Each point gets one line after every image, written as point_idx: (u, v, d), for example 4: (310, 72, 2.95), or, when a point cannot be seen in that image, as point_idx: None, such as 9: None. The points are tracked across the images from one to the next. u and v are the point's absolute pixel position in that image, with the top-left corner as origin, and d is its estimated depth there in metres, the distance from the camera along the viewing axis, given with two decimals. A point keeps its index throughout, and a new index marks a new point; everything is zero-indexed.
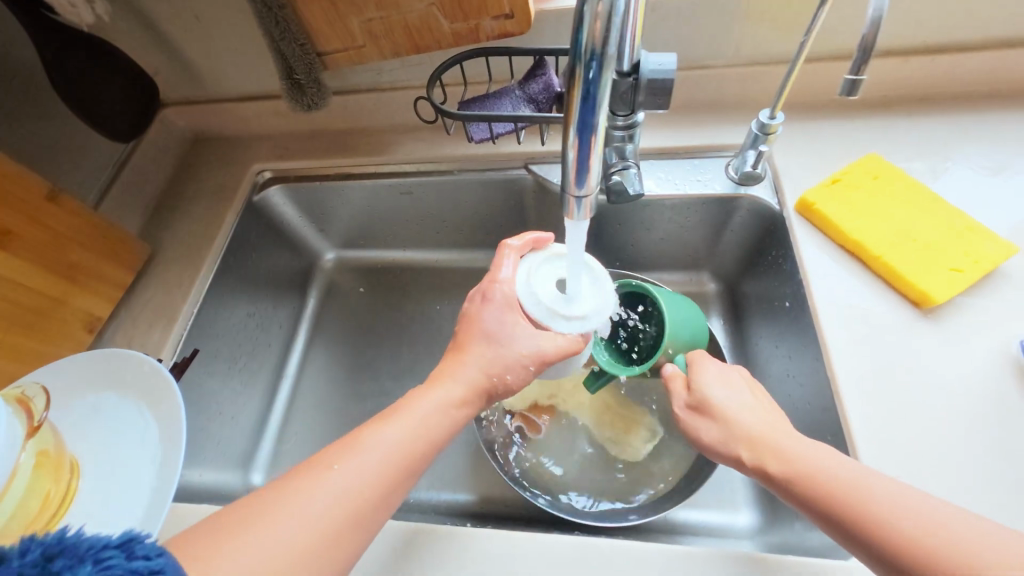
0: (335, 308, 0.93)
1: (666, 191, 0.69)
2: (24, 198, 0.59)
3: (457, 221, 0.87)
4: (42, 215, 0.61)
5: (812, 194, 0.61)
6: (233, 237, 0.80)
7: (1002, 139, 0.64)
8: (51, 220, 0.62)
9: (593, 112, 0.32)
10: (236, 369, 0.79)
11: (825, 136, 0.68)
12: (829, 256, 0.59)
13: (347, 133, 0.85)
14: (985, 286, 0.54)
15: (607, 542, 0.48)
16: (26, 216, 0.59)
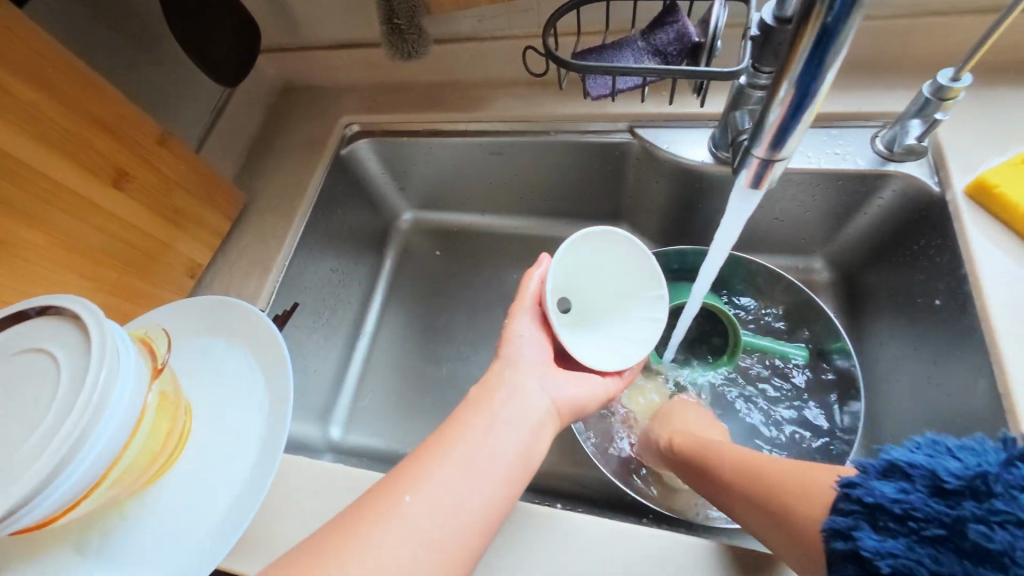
0: (411, 270, 0.91)
1: (797, 164, 0.61)
2: (139, 140, 0.60)
3: (544, 187, 0.82)
4: (154, 157, 0.61)
5: (993, 174, 0.52)
6: (321, 192, 0.79)
7: None
8: (161, 163, 0.62)
9: (815, 67, 0.32)
10: (320, 324, 0.80)
11: (1007, 106, 0.57)
12: (1009, 252, 0.51)
13: (438, 86, 0.81)
14: None
15: (724, 547, 0.44)
16: (140, 158, 0.60)
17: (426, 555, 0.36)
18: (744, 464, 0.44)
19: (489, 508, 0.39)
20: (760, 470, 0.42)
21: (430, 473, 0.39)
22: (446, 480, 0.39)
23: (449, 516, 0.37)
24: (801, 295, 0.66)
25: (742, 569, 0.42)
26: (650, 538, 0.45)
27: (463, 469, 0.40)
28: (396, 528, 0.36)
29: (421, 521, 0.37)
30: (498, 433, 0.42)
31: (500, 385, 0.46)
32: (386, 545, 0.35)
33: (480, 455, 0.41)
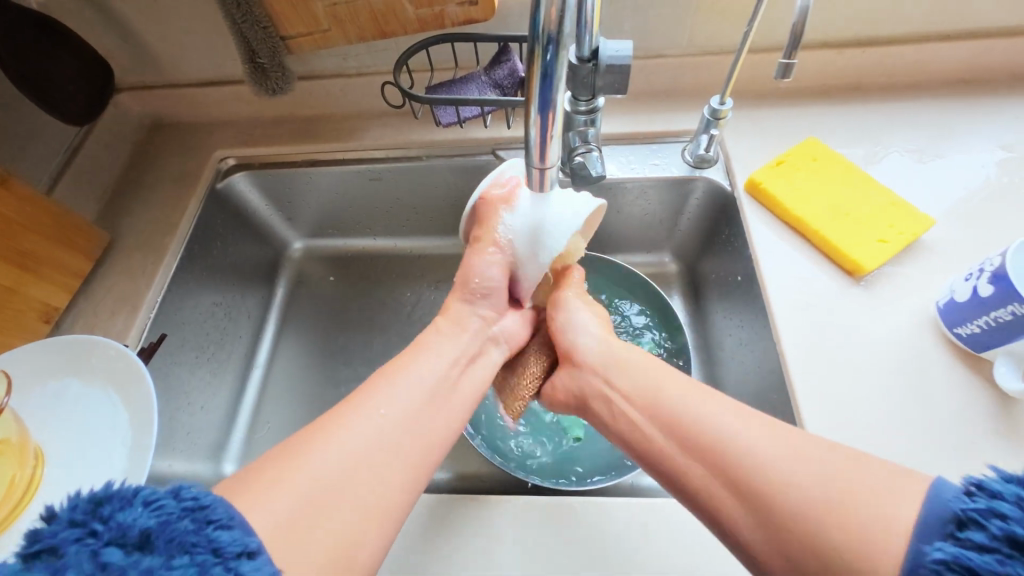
0: (306, 298, 0.92)
1: (627, 174, 0.73)
2: None
3: (427, 206, 0.88)
4: None
5: (759, 174, 0.66)
6: (197, 226, 0.79)
7: (923, 124, 0.71)
8: (1, 205, 0.60)
9: (551, 90, 0.34)
10: (205, 358, 0.78)
11: (772, 122, 0.73)
12: (778, 235, 0.64)
13: (315, 119, 0.85)
14: (911, 254, 0.60)
15: (578, 498, 0.51)
16: None
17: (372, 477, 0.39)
18: (735, 442, 0.39)
19: (414, 463, 0.42)
20: (765, 477, 0.37)
21: (390, 396, 0.44)
22: (393, 423, 0.42)
23: (371, 472, 0.39)
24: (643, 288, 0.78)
25: (591, 516, 0.49)
26: (514, 504, 0.51)
27: (387, 432, 0.41)
28: (353, 444, 0.40)
29: (373, 437, 0.41)
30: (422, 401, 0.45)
31: (431, 349, 0.49)
32: (303, 491, 0.36)
33: (401, 419, 0.43)
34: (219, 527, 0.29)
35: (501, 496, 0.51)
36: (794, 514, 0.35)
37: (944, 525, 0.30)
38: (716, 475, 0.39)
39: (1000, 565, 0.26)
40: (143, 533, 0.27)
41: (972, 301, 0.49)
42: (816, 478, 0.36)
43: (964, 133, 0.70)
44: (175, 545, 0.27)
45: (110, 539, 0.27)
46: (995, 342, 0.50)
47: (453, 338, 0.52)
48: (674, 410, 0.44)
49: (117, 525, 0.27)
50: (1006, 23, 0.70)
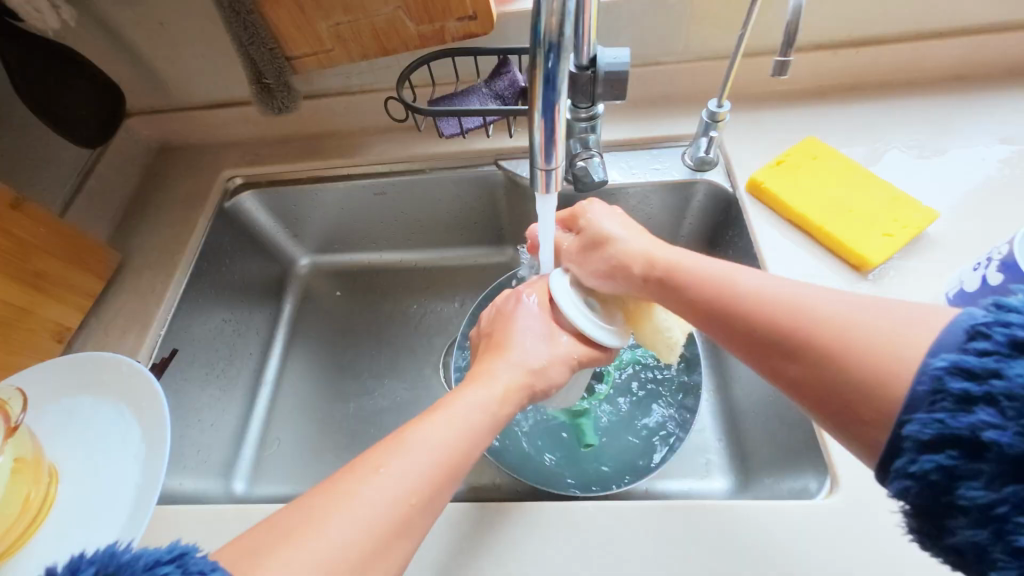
0: (314, 313, 0.92)
1: (628, 180, 0.74)
2: None
3: (431, 218, 0.90)
4: (7, 224, 0.60)
5: (760, 174, 0.67)
6: (205, 244, 0.80)
7: (921, 120, 0.72)
8: (15, 228, 0.61)
9: (553, 91, 0.35)
10: (214, 375, 0.78)
11: (770, 124, 0.74)
12: (782, 233, 0.64)
13: (319, 136, 0.87)
14: (918, 248, 0.60)
15: (593, 503, 0.50)
16: None
17: (372, 545, 0.37)
18: (804, 304, 0.41)
19: (405, 526, 0.39)
20: (826, 318, 0.39)
21: (403, 451, 0.41)
22: (399, 485, 0.39)
23: (362, 542, 0.36)
24: None
25: (607, 522, 0.49)
26: (527, 511, 0.50)
27: (392, 493, 0.39)
28: (361, 513, 0.37)
29: (380, 502, 0.38)
30: (450, 435, 0.44)
31: (439, 411, 0.45)
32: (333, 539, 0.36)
33: (423, 447, 0.42)
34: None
35: (515, 505, 0.51)
36: (830, 353, 0.37)
37: (959, 338, 0.32)
38: (767, 325, 0.42)
39: (995, 364, 0.29)
40: None
41: (982, 290, 0.49)
42: (854, 325, 0.37)
43: (965, 128, 0.70)
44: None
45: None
46: None
47: (458, 400, 0.47)
48: (695, 273, 0.49)
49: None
50: (997, 19, 0.71)
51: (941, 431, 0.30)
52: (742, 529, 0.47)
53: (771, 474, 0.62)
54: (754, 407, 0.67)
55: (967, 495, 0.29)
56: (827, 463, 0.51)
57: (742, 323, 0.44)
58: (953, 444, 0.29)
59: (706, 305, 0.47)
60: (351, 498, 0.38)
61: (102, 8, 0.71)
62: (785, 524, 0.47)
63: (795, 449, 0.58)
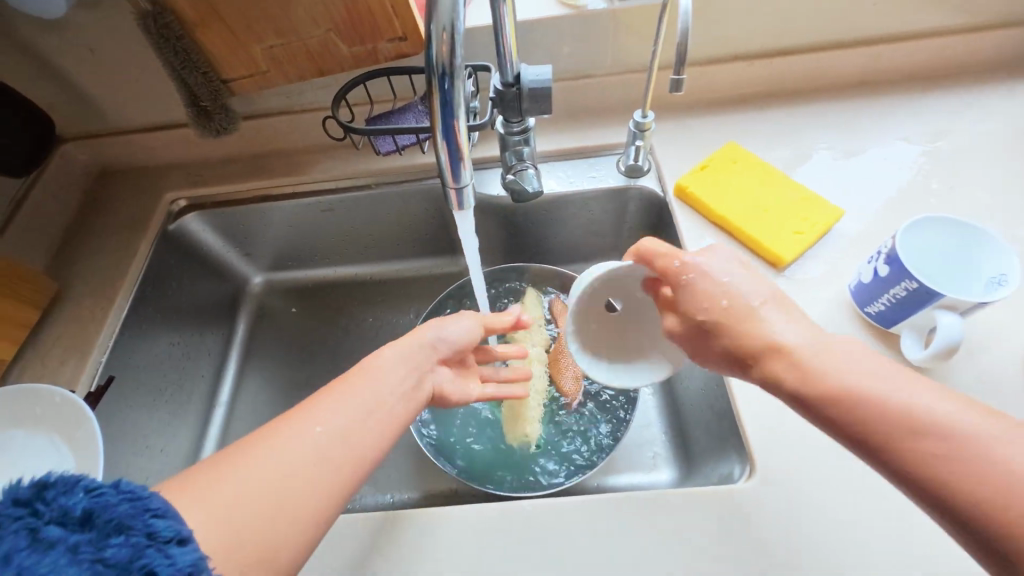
0: (267, 331, 0.92)
1: (566, 189, 0.77)
2: None
3: (382, 233, 0.91)
4: None
5: (685, 179, 0.71)
6: (148, 269, 0.79)
7: (832, 123, 0.77)
8: None
9: (453, 116, 0.38)
10: (162, 400, 0.77)
11: (696, 131, 0.78)
12: (706, 233, 0.68)
13: (264, 155, 0.87)
14: (828, 243, 0.64)
15: (529, 502, 0.52)
16: None
17: (304, 488, 0.40)
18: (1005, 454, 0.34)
19: (337, 476, 0.42)
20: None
21: (337, 406, 0.45)
22: (332, 438, 0.43)
23: (290, 483, 0.40)
24: None
25: (543, 520, 0.51)
26: (464, 515, 0.52)
27: (321, 445, 0.43)
28: (294, 450, 0.41)
29: (310, 450, 0.42)
30: (380, 395, 0.48)
31: (374, 372, 0.49)
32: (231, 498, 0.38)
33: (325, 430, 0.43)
34: (155, 515, 0.32)
35: (456, 508, 0.53)
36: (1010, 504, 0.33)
37: None
38: (955, 480, 0.35)
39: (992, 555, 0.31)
40: (84, 514, 0.31)
41: (874, 281, 0.54)
42: None
43: (872, 130, 0.76)
44: (112, 525, 0.31)
45: (50, 517, 0.30)
46: (899, 316, 0.53)
47: (393, 367, 0.50)
48: (857, 386, 0.40)
49: (59, 506, 0.30)
50: (893, 30, 0.77)
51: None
52: (668, 516, 0.50)
53: (706, 463, 0.65)
54: (692, 401, 0.71)
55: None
56: (746, 449, 0.54)
57: (906, 464, 0.37)
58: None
59: (875, 431, 0.38)
60: (254, 467, 0.40)
61: (27, 36, 0.70)
62: (706, 509, 0.50)
63: (724, 437, 0.62)
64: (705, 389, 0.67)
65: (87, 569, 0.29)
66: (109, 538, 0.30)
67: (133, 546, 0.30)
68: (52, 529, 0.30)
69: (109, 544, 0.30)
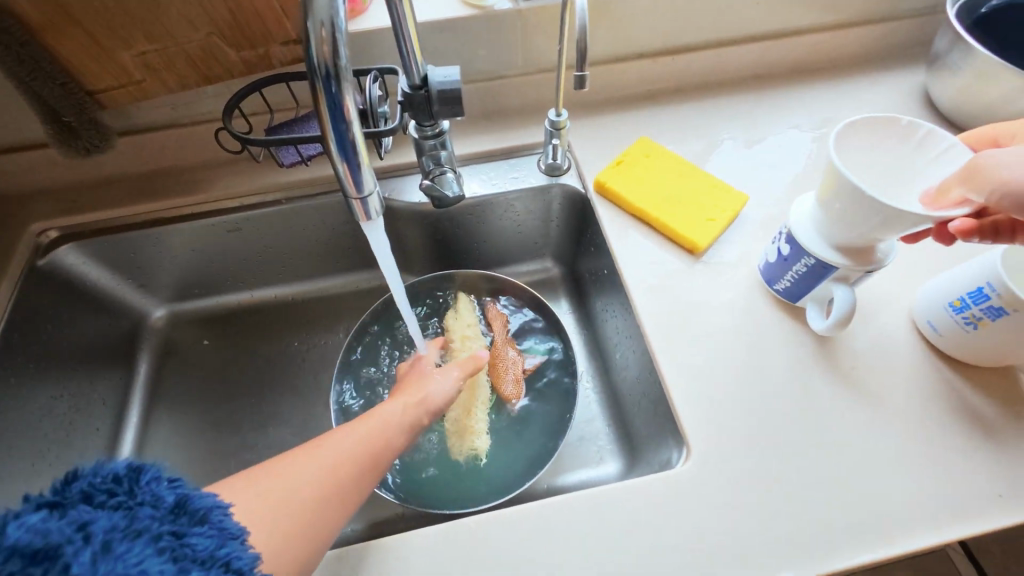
0: (176, 369, 0.83)
1: (489, 191, 0.76)
2: None
3: (301, 249, 0.85)
4: None
5: (604, 175, 0.72)
6: (14, 314, 0.69)
7: (732, 114, 0.82)
8: None
9: (343, 122, 0.35)
10: (44, 464, 0.68)
11: (610, 127, 0.80)
12: (627, 226, 0.69)
13: (152, 174, 0.78)
14: (738, 226, 0.68)
15: (472, 519, 0.50)
16: None
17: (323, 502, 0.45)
18: None
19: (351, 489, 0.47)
20: None
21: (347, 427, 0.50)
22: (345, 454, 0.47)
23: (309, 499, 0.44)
24: (529, 292, 0.79)
25: (489, 535, 0.49)
26: (405, 543, 0.49)
27: (335, 458, 0.47)
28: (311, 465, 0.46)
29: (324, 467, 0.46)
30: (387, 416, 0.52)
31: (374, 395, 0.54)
32: (281, 483, 0.44)
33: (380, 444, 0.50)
34: (225, 515, 0.38)
35: (395, 538, 0.49)
36: None
37: None
38: None
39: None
40: (172, 502, 0.37)
41: (779, 260, 0.57)
42: None
43: (767, 120, 0.82)
44: (192, 517, 0.37)
45: (140, 501, 0.36)
46: (803, 292, 0.57)
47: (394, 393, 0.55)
48: None
49: (151, 494, 0.36)
50: (775, 27, 0.84)
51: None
52: (614, 510, 0.50)
53: (648, 450, 0.67)
54: (630, 390, 0.72)
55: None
56: (681, 433, 0.55)
57: None
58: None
59: None
60: (311, 458, 0.46)
61: None
62: (647, 497, 0.51)
63: (661, 423, 0.63)
64: (639, 378, 0.69)
65: (173, 554, 0.34)
66: (192, 528, 0.36)
67: (215, 537, 0.37)
68: (144, 510, 0.35)
69: (194, 532, 0.36)
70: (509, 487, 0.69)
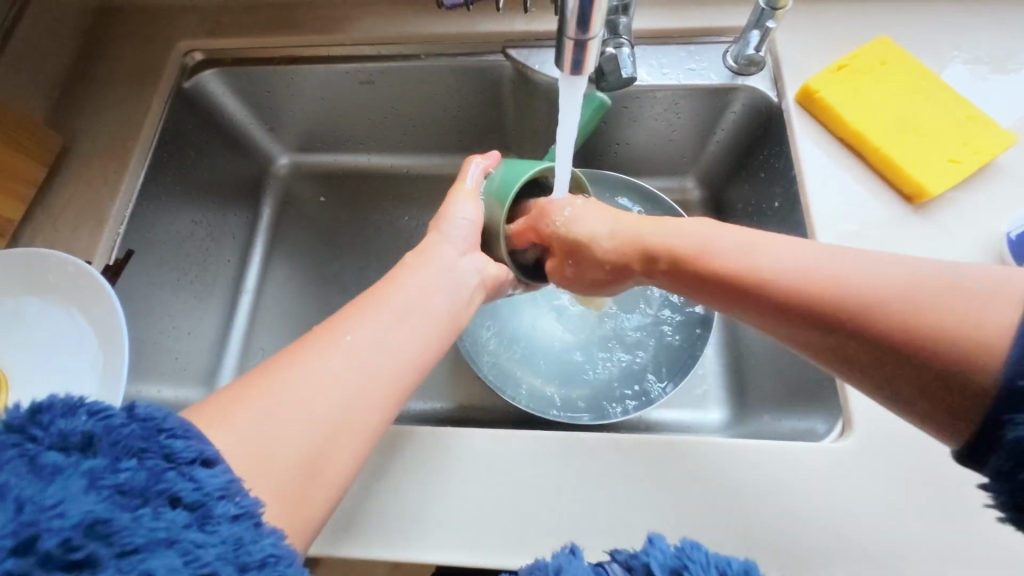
0: (295, 219, 0.84)
1: (657, 80, 0.63)
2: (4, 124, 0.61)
3: (427, 118, 0.78)
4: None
5: (816, 81, 0.57)
6: (164, 130, 0.69)
7: (1012, 24, 0.60)
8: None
9: None
10: (187, 281, 0.73)
11: (832, 20, 0.62)
12: (828, 152, 0.56)
13: (293, 5, 0.73)
14: (984, 176, 0.52)
15: (590, 435, 0.47)
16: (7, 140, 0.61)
17: (349, 409, 0.37)
18: (806, 276, 0.36)
19: (381, 399, 0.38)
20: (845, 285, 0.34)
21: (375, 315, 0.41)
22: (365, 359, 0.39)
23: (333, 409, 0.36)
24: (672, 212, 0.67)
25: (609, 457, 0.46)
26: (522, 441, 0.47)
27: (359, 355, 0.39)
28: (333, 357, 0.38)
29: (346, 367, 0.38)
30: (424, 311, 0.44)
31: (406, 279, 0.46)
32: (257, 426, 0.33)
33: (368, 351, 0.39)
34: (173, 436, 0.29)
35: (507, 433, 0.48)
36: (815, 296, 0.35)
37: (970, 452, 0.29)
38: (791, 299, 0.36)
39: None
40: (87, 436, 0.27)
41: None
42: (855, 280, 0.34)
43: None
44: (121, 449, 0.27)
45: (51, 443, 0.26)
46: None
47: (429, 273, 0.47)
48: (767, 265, 0.38)
49: (58, 430, 0.27)
50: None
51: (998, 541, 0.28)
52: (748, 466, 0.45)
53: (770, 411, 0.60)
54: (763, 343, 0.63)
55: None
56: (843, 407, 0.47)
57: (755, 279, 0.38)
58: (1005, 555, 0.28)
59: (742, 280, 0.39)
60: (331, 359, 0.37)
61: None
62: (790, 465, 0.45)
63: (803, 388, 0.55)
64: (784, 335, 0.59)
65: (108, 496, 0.26)
66: (120, 462, 0.27)
67: (151, 471, 0.27)
68: (54, 455, 0.26)
69: (124, 468, 0.27)
70: (628, 397, 0.65)
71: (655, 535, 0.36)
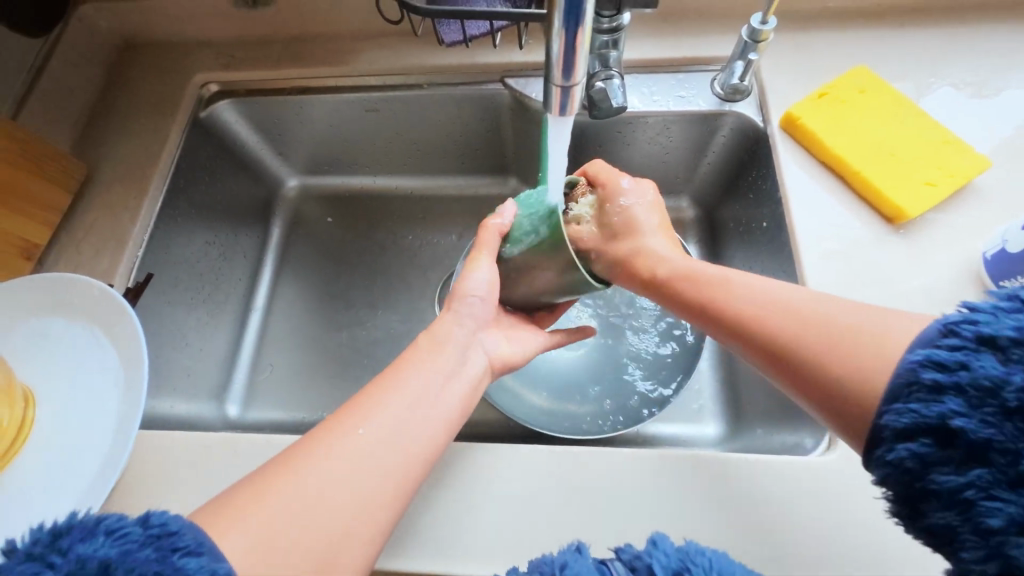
0: (303, 239, 0.87)
1: (648, 107, 0.66)
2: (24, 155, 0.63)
3: (430, 142, 0.82)
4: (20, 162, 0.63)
5: (797, 107, 0.60)
6: (180, 158, 0.73)
7: (988, 51, 0.63)
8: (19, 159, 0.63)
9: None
10: (199, 300, 0.76)
11: (814, 49, 0.65)
12: (812, 174, 0.58)
13: (303, 38, 0.77)
14: (961, 197, 0.55)
15: (585, 449, 0.49)
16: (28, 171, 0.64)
17: (357, 509, 0.38)
18: (782, 318, 0.41)
19: (388, 494, 0.40)
20: (828, 325, 0.39)
21: (386, 405, 0.43)
22: (373, 455, 0.40)
23: (339, 511, 0.37)
24: None
25: (602, 471, 0.48)
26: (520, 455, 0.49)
27: (369, 452, 0.40)
28: (347, 454, 0.39)
29: (356, 461, 0.39)
30: (431, 402, 0.44)
31: (416, 361, 0.47)
32: (265, 537, 0.35)
33: (377, 448, 0.40)
34: (185, 554, 0.31)
35: (506, 447, 0.50)
36: (801, 341, 0.39)
37: (932, 334, 0.33)
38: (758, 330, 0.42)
39: (964, 356, 0.31)
40: (103, 561, 0.30)
41: None
42: (813, 315, 0.40)
43: None
44: (141, 566, 0.30)
45: (71, 568, 0.30)
46: None
47: (439, 356, 0.47)
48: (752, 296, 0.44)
49: (78, 555, 0.30)
50: None
51: (914, 420, 0.31)
52: (738, 478, 0.47)
53: (763, 424, 0.62)
54: None
55: (939, 480, 0.30)
56: None
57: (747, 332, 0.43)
58: (926, 431, 0.31)
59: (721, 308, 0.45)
60: (342, 461, 0.39)
61: None
62: (779, 478, 0.46)
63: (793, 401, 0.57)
64: None
65: None
66: None
67: None
68: None
69: None
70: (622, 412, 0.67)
71: (659, 537, 0.37)
